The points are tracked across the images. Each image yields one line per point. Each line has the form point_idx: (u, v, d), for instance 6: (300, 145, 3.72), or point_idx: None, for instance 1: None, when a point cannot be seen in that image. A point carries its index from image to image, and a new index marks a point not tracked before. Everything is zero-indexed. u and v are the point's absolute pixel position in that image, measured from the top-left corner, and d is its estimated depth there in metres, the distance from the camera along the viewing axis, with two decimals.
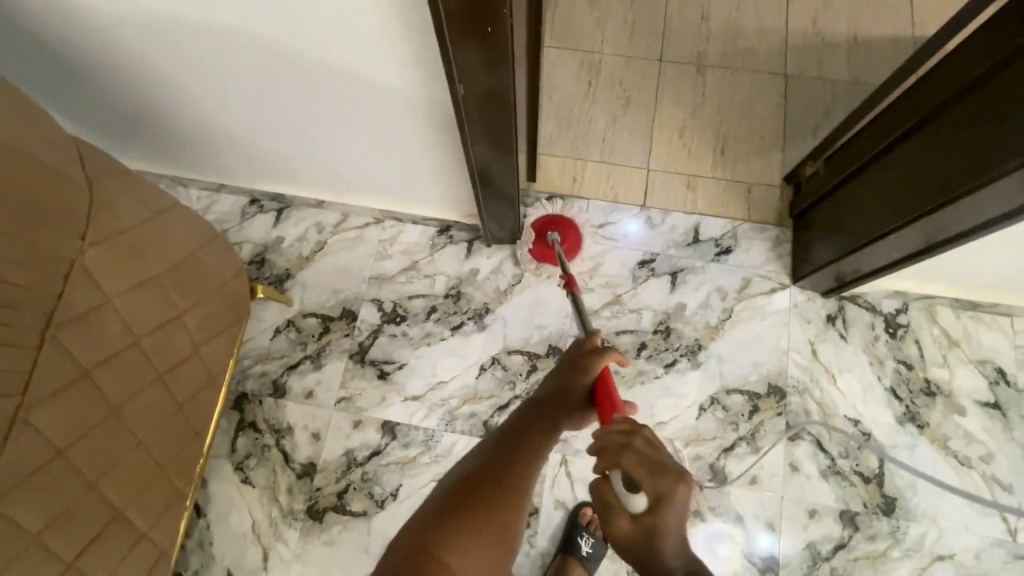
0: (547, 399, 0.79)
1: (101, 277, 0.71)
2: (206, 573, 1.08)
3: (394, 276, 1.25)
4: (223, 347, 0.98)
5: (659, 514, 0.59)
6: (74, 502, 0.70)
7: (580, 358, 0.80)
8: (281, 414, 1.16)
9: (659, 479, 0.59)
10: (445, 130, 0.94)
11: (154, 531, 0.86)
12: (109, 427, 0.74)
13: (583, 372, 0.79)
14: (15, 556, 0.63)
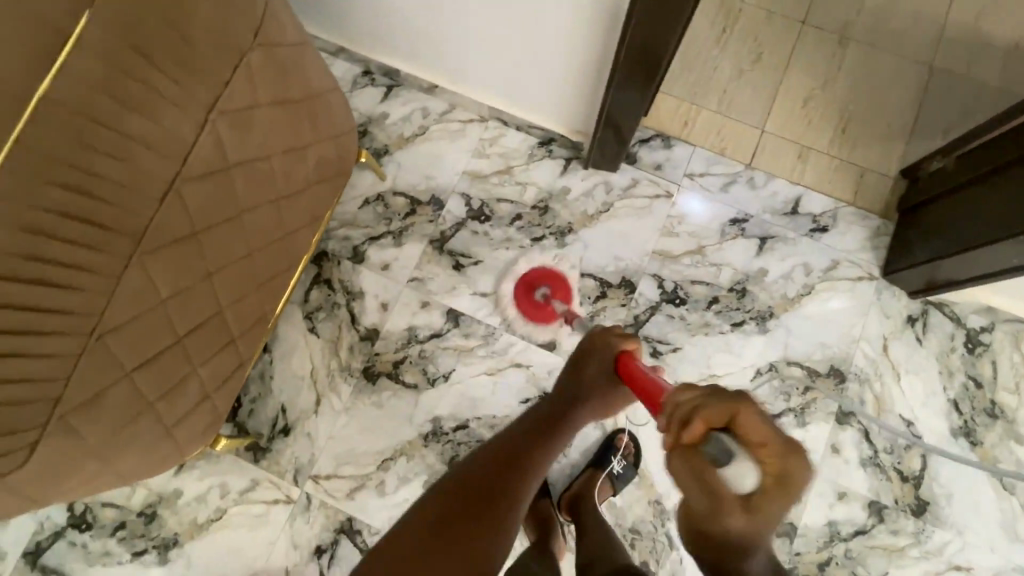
0: (571, 397, 0.90)
1: (259, 80, 0.73)
2: (262, 402, 1.16)
3: (488, 176, 1.26)
4: (325, 193, 1.00)
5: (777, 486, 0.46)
6: (194, 283, 0.74)
7: (592, 352, 0.89)
8: (356, 278, 1.21)
9: (777, 455, 0.46)
10: (594, 24, 0.91)
11: (239, 341, 0.91)
12: (233, 228, 0.78)
13: (602, 366, 0.88)
14: (144, 310, 0.68)
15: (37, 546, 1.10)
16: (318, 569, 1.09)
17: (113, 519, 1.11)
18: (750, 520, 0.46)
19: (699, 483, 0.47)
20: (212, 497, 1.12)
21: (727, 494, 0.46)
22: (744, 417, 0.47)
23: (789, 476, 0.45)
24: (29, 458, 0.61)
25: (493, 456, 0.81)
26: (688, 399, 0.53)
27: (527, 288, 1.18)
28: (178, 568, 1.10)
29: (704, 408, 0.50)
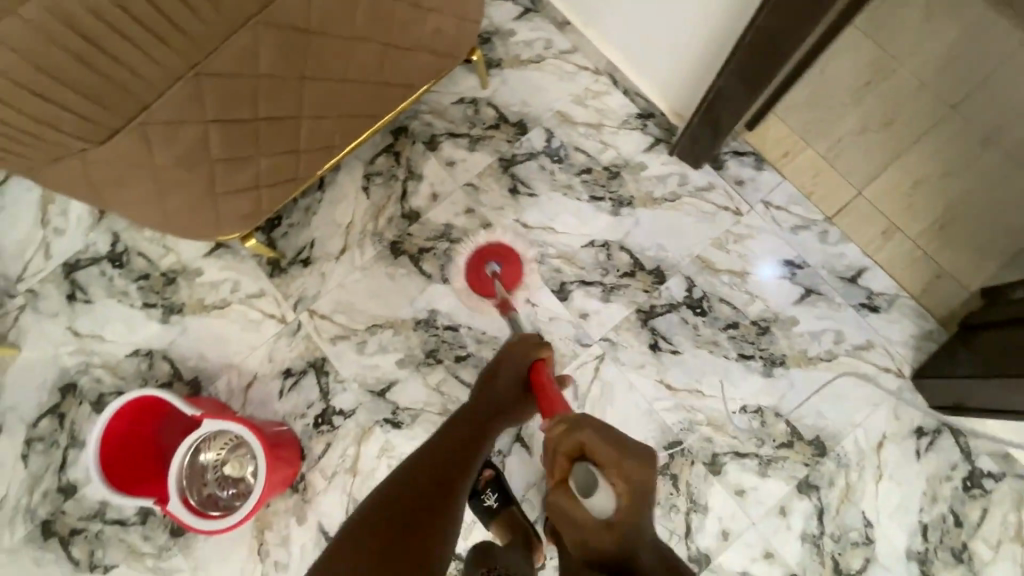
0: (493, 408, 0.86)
1: None
2: (297, 231, 1.25)
3: (578, 124, 1.28)
4: (430, 67, 1.05)
5: (631, 495, 0.58)
6: (287, 77, 0.82)
7: (508, 356, 0.89)
8: (421, 163, 1.28)
9: (622, 466, 0.59)
10: (728, 8, 0.94)
11: (302, 157, 0.99)
12: (338, 47, 0.85)
13: (516, 372, 0.88)
14: (240, 74, 0.76)
15: (77, 263, 1.26)
16: (279, 387, 1.18)
17: (140, 269, 1.25)
18: (610, 529, 0.56)
19: (567, 511, 0.59)
20: (224, 289, 1.23)
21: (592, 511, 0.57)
22: (590, 441, 0.61)
23: (635, 478, 0.58)
24: (107, 141, 0.71)
25: (423, 467, 0.72)
26: (555, 440, 0.64)
27: (478, 262, 1.15)
28: (172, 332, 1.22)
29: (564, 442, 0.63)
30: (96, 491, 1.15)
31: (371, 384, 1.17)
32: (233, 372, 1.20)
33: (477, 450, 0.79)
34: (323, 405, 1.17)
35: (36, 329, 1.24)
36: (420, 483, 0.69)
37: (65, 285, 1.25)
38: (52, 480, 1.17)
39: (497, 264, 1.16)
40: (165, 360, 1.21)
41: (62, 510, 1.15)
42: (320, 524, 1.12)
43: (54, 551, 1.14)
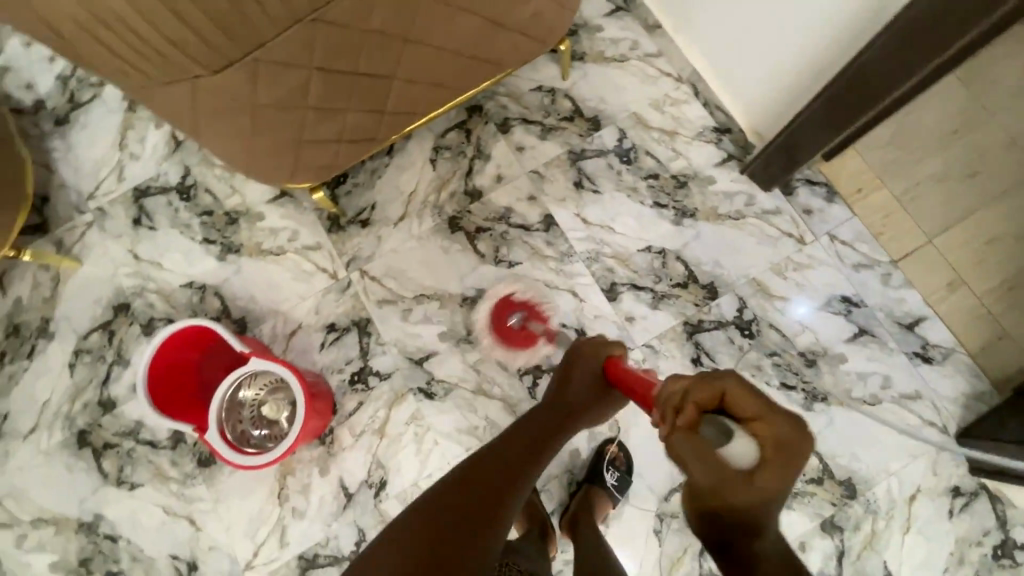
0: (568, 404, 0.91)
1: None
2: (359, 191, 1.27)
3: (652, 128, 1.27)
4: (522, 49, 1.06)
5: (772, 455, 0.48)
6: (393, 35, 0.83)
7: (580, 361, 0.93)
8: (491, 143, 1.28)
9: (766, 422, 0.50)
10: (832, 40, 0.93)
11: (385, 119, 1.00)
12: (445, 14, 0.86)
13: (591, 370, 0.92)
14: (352, 25, 0.77)
15: (147, 190, 1.30)
16: (321, 340, 1.20)
17: (205, 205, 1.28)
18: (747, 488, 0.47)
19: (694, 459, 0.50)
20: (282, 236, 1.26)
21: (723, 467, 0.49)
22: (733, 391, 0.53)
23: (782, 449, 0.48)
24: (221, 71, 0.74)
25: (500, 451, 0.83)
26: (684, 391, 0.57)
27: (502, 312, 1.20)
28: (227, 270, 1.25)
29: (691, 394, 0.56)
30: (135, 410, 1.19)
31: (411, 352, 1.19)
32: (279, 319, 1.22)
33: (542, 446, 0.86)
34: (361, 364, 1.19)
35: (100, 247, 1.28)
36: (497, 461, 0.80)
37: (133, 209, 1.29)
38: (94, 393, 1.21)
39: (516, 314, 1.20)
40: (216, 296, 1.24)
41: (99, 423, 1.19)
42: (342, 479, 1.13)
43: (86, 460, 1.18)
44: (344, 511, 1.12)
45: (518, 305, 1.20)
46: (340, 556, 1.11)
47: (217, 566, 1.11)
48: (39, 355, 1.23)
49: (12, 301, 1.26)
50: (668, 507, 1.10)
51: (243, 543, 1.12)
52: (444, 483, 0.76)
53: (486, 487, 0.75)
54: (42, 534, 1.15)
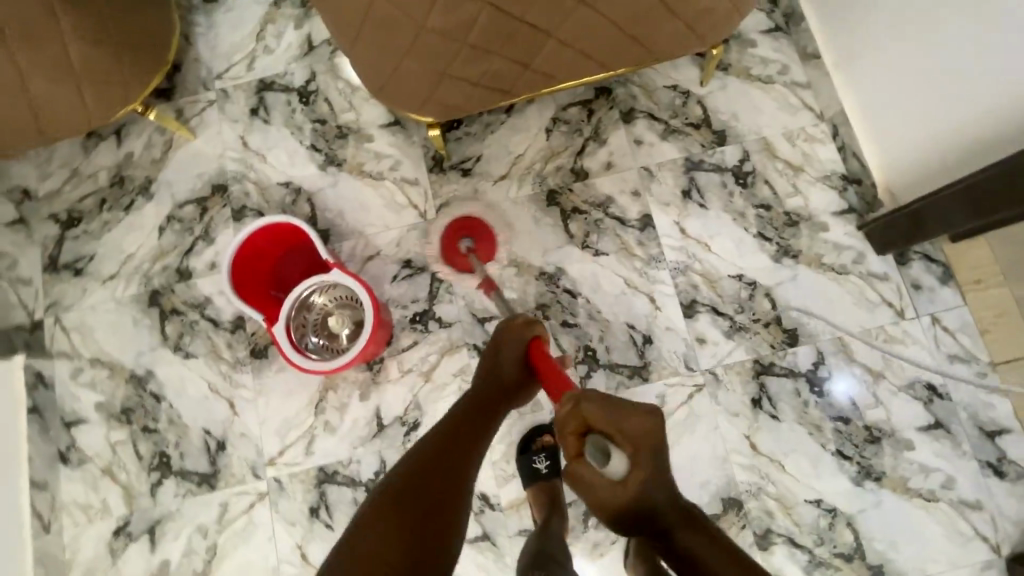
0: (489, 386, 0.91)
1: None
2: (469, 140, 1.26)
3: (779, 158, 1.22)
4: (679, 43, 1.02)
5: (637, 458, 0.63)
6: None
7: (506, 341, 0.93)
8: (610, 129, 1.25)
9: (624, 427, 0.65)
10: (1001, 122, 0.88)
11: (526, 75, 0.99)
12: None
13: (512, 356, 0.93)
14: None
15: (270, 84, 1.33)
16: (394, 272, 1.21)
17: (320, 114, 1.30)
18: (628, 490, 0.62)
19: (589, 483, 0.64)
20: (384, 163, 1.27)
21: (608, 479, 0.63)
22: (591, 412, 0.66)
23: (639, 445, 0.64)
24: None
25: (426, 453, 0.77)
26: (563, 418, 0.70)
27: (452, 236, 1.16)
28: (324, 180, 1.27)
29: (568, 416, 0.69)
30: (207, 286, 1.23)
31: (476, 308, 1.18)
32: (360, 241, 1.24)
33: (482, 435, 0.85)
34: (426, 306, 1.19)
35: (214, 126, 1.32)
36: (432, 454, 0.77)
37: (253, 99, 1.33)
38: (174, 259, 1.26)
39: (467, 237, 1.16)
40: (308, 202, 1.26)
41: (172, 288, 1.24)
42: (379, 409, 1.15)
43: (152, 318, 1.23)
44: (372, 439, 1.14)
45: (470, 230, 1.16)
46: (358, 480, 1.12)
47: (242, 453, 1.15)
48: (136, 210, 1.29)
49: (125, 154, 1.32)
50: None
51: (271, 440, 1.15)
52: (374, 495, 0.70)
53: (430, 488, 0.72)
54: (96, 375, 1.21)
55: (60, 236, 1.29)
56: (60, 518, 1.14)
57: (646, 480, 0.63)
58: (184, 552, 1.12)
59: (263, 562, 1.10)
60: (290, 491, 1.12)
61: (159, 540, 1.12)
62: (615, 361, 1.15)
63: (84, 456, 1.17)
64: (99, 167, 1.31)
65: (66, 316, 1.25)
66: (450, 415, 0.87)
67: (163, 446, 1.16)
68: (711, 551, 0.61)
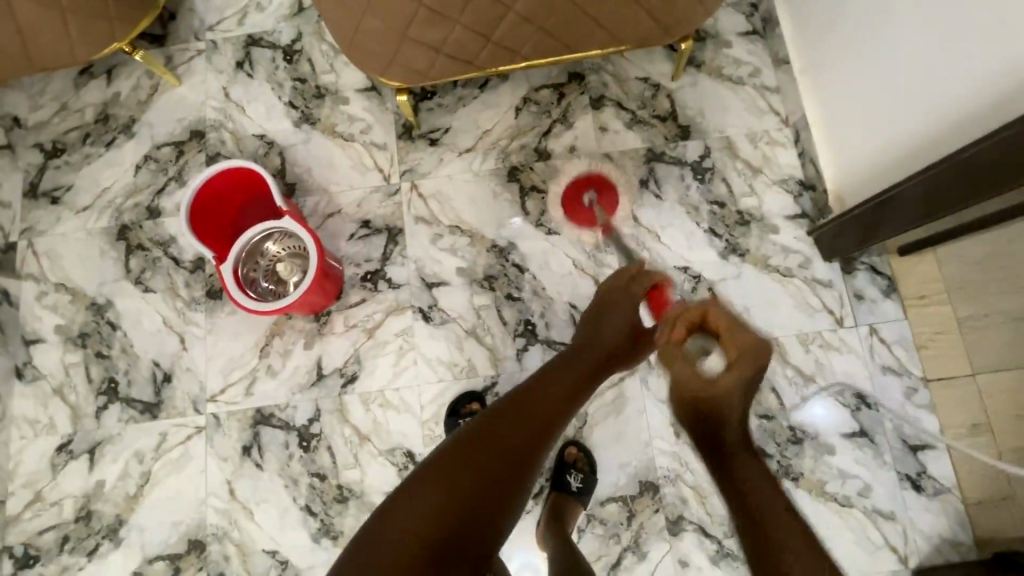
0: (596, 347, 0.90)
1: None
2: (440, 111, 1.30)
3: (738, 158, 1.24)
4: (642, 31, 1.05)
5: (736, 363, 0.67)
6: None
7: (620, 300, 0.93)
8: (578, 114, 1.28)
9: (734, 339, 0.69)
10: (938, 134, 0.90)
11: (488, 47, 1.02)
12: None
13: (623, 312, 0.92)
14: None
15: (258, 40, 1.37)
16: (352, 230, 1.25)
17: (302, 73, 1.35)
18: (716, 386, 0.65)
19: (680, 368, 0.68)
20: (357, 126, 1.31)
21: (701, 373, 0.67)
22: (715, 318, 0.71)
23: (745, 355, 0.68)
24: None
25: (526, 393, 0.81)
26: (677, 313, 0.74)
27: (576, 188, 1.18)
28: (297, 136, 1.31)
29: (685, 315, 0.73)
30: (174, 226, 1.28)
31: (426, 273, 1.22)
32: (324, 197, 1.27)
33: (581, 389, 0.86)
34: (378, 266, 1.23)
35: (200, 75, 1.37)
36: (516, 416, 0.76)
37: (240, 52, 1.37)
38: (146, 198, 1.31)
39: (592, 193, 1.18)
40: (279, 155, 1.31)
41: (141, 225, 1.29)
42: (321, 358, 1.19)
43: (118, 251, 1.28)
44: (311, 387, 1.18)
45: (597, 185, 1.18)
46: (292, 424, 1.16)
47: (186, 386, 1.19)
48: (116, 147, 1.34)
49: (112, 93, 1.37)
50: (599, 513, 1.09)
51: (215, 377, 1.19)
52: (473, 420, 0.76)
53: (500, 449, 0.72)
54: (58, 298, 1.26)
55: (43, 164, 1.35)
56: (8, 429, 1.20)
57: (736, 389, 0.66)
58: (119, 475, 1.16)
59: (192, 492, 1.14)
60: (227, 428, 1.17)
61: (98, 460, 1.17)
62: (554, 338, 1.18)
63: (39, 374, 1.22)
64: (86, 103, 1.37)
65: (38, 240, 1.30)
66: (557, 359, 0.89)
67: (113, 373, 1.21)
68: (768, 487, 0.60)
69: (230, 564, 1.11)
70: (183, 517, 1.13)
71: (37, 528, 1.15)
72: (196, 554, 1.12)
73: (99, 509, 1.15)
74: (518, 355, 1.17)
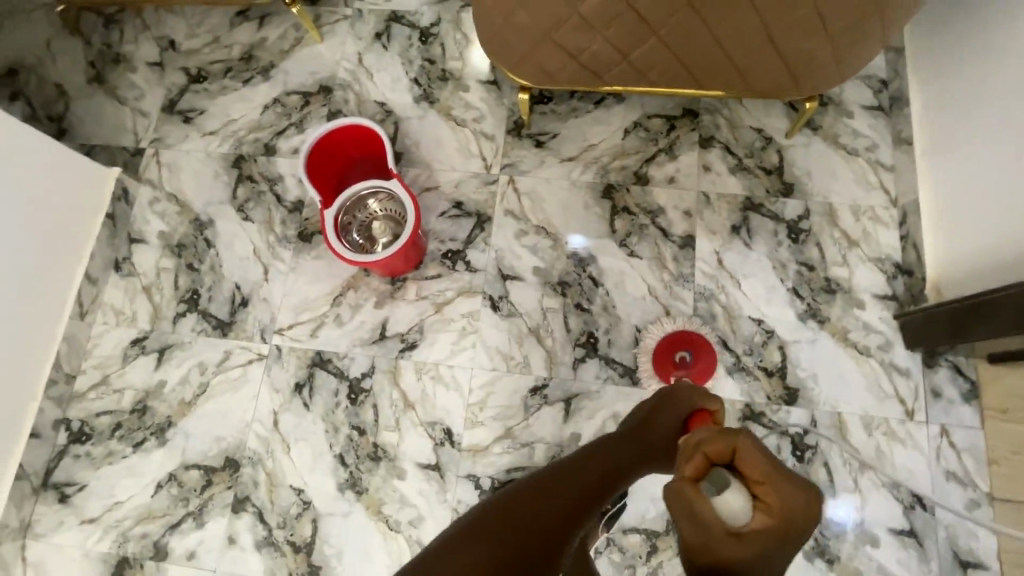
0: (640, 447, 0.81)
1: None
2: (552, 117, 1.34)
3: (837, 227, 1.22)
4: (775, 81, 1.08)
5: (771, 517, 0.48)
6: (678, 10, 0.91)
7: (670, 400, 0.86)
8: (684, 148, 1.30)
9: (778, 488, 0.49)
10: None
11: (622, 67, 1.07)
12: (730, 19, 0.92)
13: (674, 414, 0.85)
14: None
15: (400, 17, 1.46)
16: (444, 209, 1.30)
17: (432, 56, 1.43)
18: (741, 547, 0.47)
19: (696, 517, 0.48)
20: (471, 113, 1.37)
21: (721, 523, 0.48)
22: (747, 449, 0.53)
23: (792, 512, 0.48)
24: None
25: (561, 474, 0.69)
26: (696, 440, 0.57)
27: (672, 346, 1.15)
28: (414, 111, 1.39)
29: (704, 446, 0.56)
30: (284, 166, 1.37)
31: (503, 264, 1.25)
32: (425, 172, 1.33)
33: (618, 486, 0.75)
34: (460, 247, 1.27)
35: (340, 37, 1.46)
36: (564, 483, 0.67)
37: (381, 25, 1.46)
38: (267, 136, 1.40)
39: (683, 351, 1.15)
40: (394, 125, 1.38)
41: (255, 158, 1.38)
42: (387, 320, 1.23)
43: (230, 177, 1.37)
44: (371, 343, 1.22)
45: (675, 345, 1.15)
46: (346, 374, 1.20)
47: (258, 315, 1.26)
48: (251, 85, 1.45)
49: (260, 38, 1.49)
50: (621, 540, 1.08)
51: (287, 312, 1.26)
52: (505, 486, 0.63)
53: (547, 507, 0.61)
54: (168, 207, 1.36)
55: (184, 87, 1.47)
56: (95, 312, 1.29)
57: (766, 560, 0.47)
58: (180, 380, 1.23)
59: (240, 414, 1.20)
60: (286, 362, 1.22)
61: (164, 361, 1.25)
62: (612, 357, 1.18)
63: (134, 270, 1.32)
64: (235, 42, 1.49)
65: (163, 152, 1.42)
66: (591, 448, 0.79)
67: (198, 285, 1.29)
68: None
69: (257, 491, 1.15)
70: (226, 434, 1.19)
71: (96, 409, 1.23)
72: (229, 473, 1.17)
73: (155, 406, 1.22)
74: (573, 364, 1.18)
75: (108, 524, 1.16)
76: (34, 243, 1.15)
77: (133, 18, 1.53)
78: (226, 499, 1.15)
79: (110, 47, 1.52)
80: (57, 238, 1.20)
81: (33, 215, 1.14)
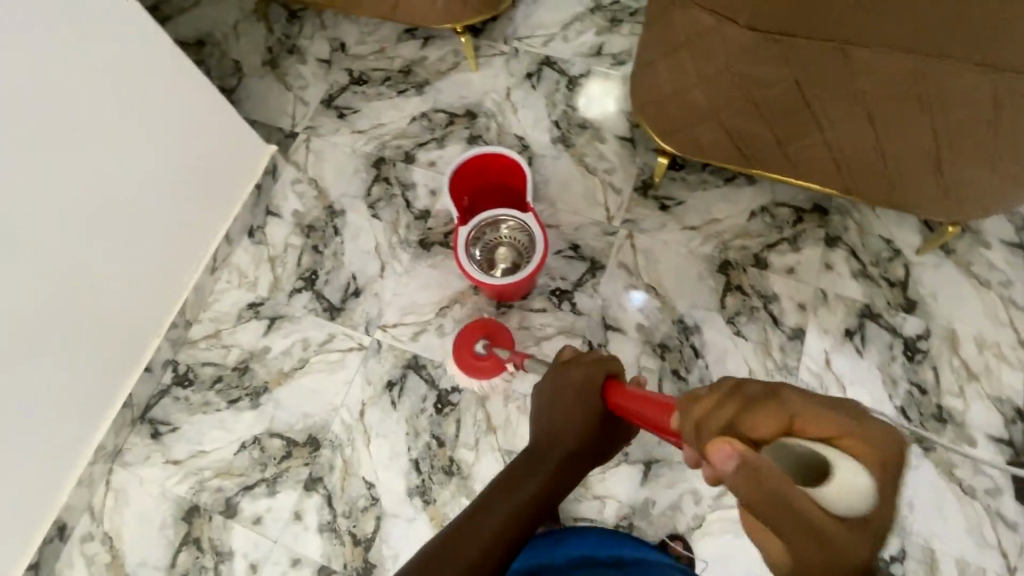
0: (552, 444, 0.74)
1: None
2: (681, 184, 1.38)
3: (957, 355, 1.19)
4: (922, 201, 1.07)
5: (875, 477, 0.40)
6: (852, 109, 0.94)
7: (575, 373, 0.80)
8: (809, 242, 1.30)
9: (863, 440, 0.41)
10: None
11: (774, 152, 1.08)
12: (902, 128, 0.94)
13: (584, 393, 0.78)
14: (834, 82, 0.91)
15: (552, 62, 1.55)
16: (560, 248, 1.34)
17: (576, 104, 1.50)
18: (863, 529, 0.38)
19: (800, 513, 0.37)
20: (603, 164, 1.43)
21: (827, 510, 0.38)
22: (803, 411, 0.43)
23: (887, 460, 0.40)
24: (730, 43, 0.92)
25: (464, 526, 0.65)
26: (728, 414, 0.46)
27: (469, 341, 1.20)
28: (549, 151, 1.46)
29: (740, 414, 0.46)
30: (420, 176, 1.46)
31: (608, 314, 1.28)
32: (549, 209, 1.39)
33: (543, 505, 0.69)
34: (569, 287, 1.31)
35: (494, 69, 1.56)
36: (468, 534, 0.63)
37: (534, 65, 1.56)
38: (409, 145, 1.50)
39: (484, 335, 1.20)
40: (528, 160, 1.45)
41: (394, 163, 1.48)
42: None
43: (368, 175, 1.47)
44: None
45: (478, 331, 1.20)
46: (436, 383, 1.24)
47: (367, 308, 1.33)
48: (404, 97, 1.56)
49: (421, 56, 1.61)
50: None
51: (394, 311, 1.32)
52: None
53: None
54: (307, 189, 1.47)
55: (344, 86, 1.60)
56: (223, 269, 1.39)
57: (883, 538, 0.38)
58: (283, 351, 1.30)
59: (331, 396, 1.25)
60: (383, 358, 1.27)
61: (273, 330, 1.33)
62: None
63: (265, 240, 1.42)
64: (398, 55, 1.62)
65: (314, 140, 1.54)
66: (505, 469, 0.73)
67: (318, 267, 1.38)
68: None
69: (331, 475, 1.19)
70: (314, 413, 1.24)
71: (203, 359, 1.31)
72: (309, 450, 1.21)
73: (255, 369, 1.29)
74: None
75: (189, 470, 1.22)
76: (191, 203, 1.24)
77: (313, 17, 1.69)
78: (300, 475, 1.20)
79: (288, 38, 1.67)
80: (209, 202, 1.29)
81: (200, 181, 1.23)
